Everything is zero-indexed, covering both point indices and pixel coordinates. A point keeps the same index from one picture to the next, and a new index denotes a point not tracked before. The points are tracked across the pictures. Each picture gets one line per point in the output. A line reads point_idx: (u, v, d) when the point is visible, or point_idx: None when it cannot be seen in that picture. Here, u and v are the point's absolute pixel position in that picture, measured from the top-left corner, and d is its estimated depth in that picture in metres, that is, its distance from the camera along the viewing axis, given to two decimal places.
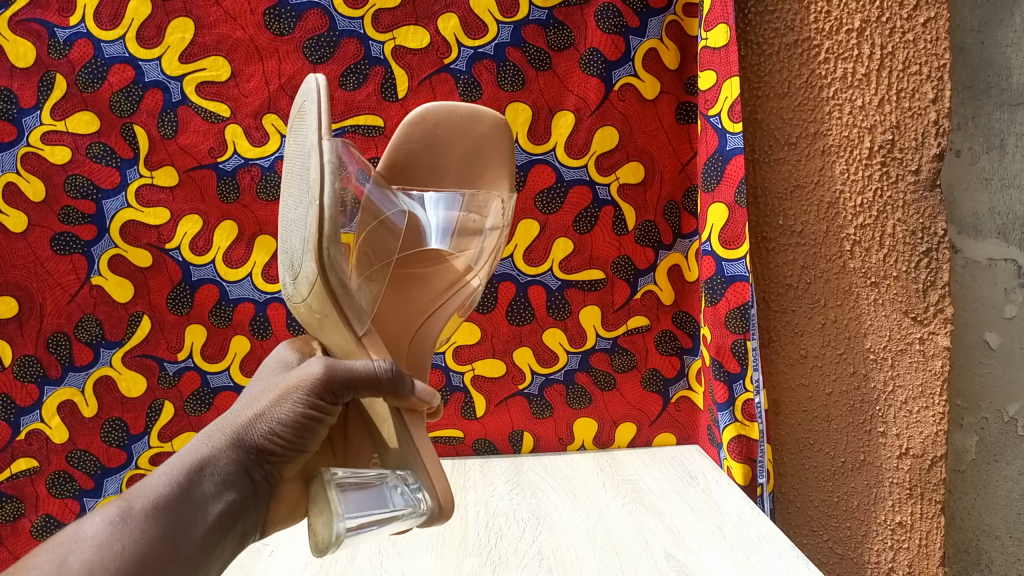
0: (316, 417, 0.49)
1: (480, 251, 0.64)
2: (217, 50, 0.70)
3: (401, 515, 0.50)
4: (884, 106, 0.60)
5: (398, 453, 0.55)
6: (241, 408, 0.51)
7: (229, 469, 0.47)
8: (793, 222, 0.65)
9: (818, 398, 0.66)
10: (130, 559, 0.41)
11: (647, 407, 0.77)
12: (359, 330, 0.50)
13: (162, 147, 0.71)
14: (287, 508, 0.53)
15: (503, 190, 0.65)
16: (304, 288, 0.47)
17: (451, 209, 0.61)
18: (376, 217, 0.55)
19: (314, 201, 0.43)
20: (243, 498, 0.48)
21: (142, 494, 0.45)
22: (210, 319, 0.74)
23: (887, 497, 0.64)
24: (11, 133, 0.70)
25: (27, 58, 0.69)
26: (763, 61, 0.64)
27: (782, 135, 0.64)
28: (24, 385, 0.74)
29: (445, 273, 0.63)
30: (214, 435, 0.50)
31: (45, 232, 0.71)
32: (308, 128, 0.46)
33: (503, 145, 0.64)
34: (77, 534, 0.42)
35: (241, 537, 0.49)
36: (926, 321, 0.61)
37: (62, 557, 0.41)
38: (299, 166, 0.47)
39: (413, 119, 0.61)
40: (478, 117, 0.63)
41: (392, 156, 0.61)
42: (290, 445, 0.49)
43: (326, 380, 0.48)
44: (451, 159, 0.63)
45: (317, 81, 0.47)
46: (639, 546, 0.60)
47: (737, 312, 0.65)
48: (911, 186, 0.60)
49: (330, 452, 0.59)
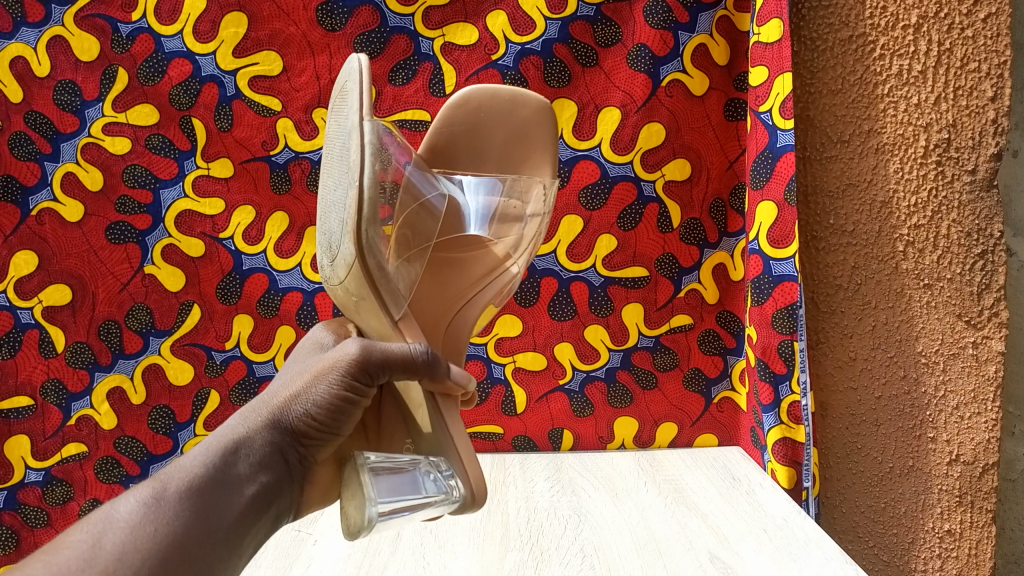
0: (351, 400, 0.47)
1: (519, 238, 0.62)
2: (271, 45, 0.70)
3: (433, 502, 0.48)
4: (941, 103, 0.58)
5: (431, 439, 0.53)
6: (277, 389, 0.49)
7: (263, 451, 0.46)
8: (844, 221, 0.63)
9: (866, 402, 0.64)
10: (162, 542, 0.40)
11: (689, 407, 0.76)
12: (395, 314, 0.49)
13: (218, 139, 0.72)
14: (320, 491, 0.52)
15: (546, 176, 0.62)
16: (342, 270, 0.46)
17: (490, 195, 0.59)
18: (415, 198, 0.54)
19: (354, 182, 0.43)
20: (277, 480, 0.46)
21: (177, 475, 0.44)
22: (257, 309, 0.75)
23: (936, 504, 0.63)
24: (73, 125, 0.71)
25: (92, 53, 0.70)
26: (816, 57, 0.62)
27: (835, 132, 0.62)
28: (76, 371, 0.76)
29: (482, 259, 0.61)
30: (249, 415, 0.48)
31: (101, 221, 0.73)
32: (350, 109, 0.46)
33: (546, 129, 0.61)
34: (110, 514, 0.42)
35: (275, 519, 0.48)
36: (980, 325, 0.60)
37: (96, 537, 0.40)
38: (339, 147, 0.47)
39: (456, 101, 0.59)
40: (521, 101, 0.61)
41: (433, 139, 0.59)
42: (324, 428, 0.47)
43: (362, 361, 0.46)
44: (494, 143, 0.61)
45: (358, 61, 0.46)
46: (683, 547, 0.60)
47: (785, 312, 0.64)
48: (967, 186, 0.58)
49: (363, 437, 0.57)
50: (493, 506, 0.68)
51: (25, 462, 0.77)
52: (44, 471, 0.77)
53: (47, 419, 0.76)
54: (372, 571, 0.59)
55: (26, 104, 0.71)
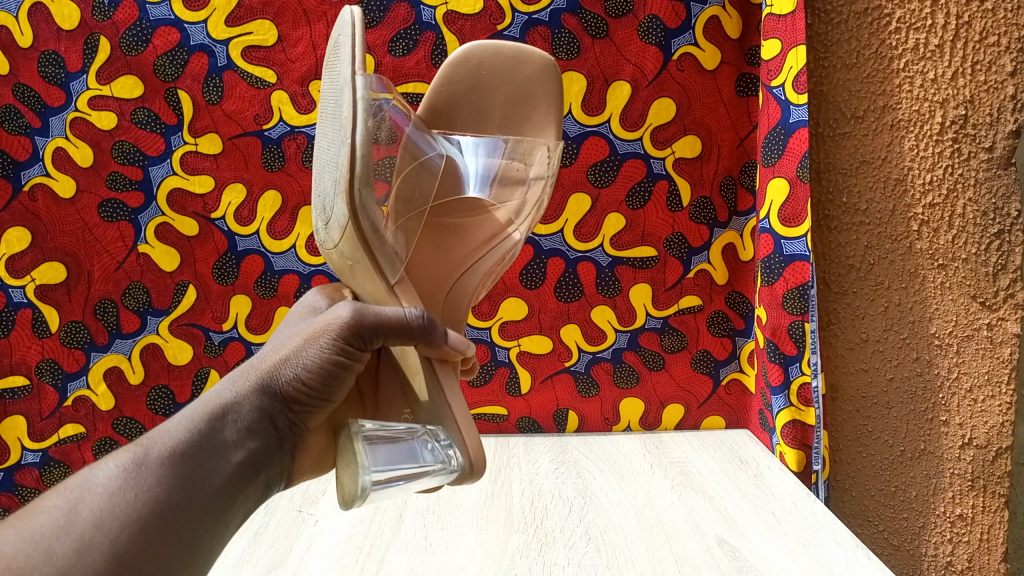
0: (343, 364, 0.45)
1: (522, 203, 0.59)
2: (264, 14, 0.68)
3: (430, 471, 0.46)
4: (958, 79, 0.53)
5: (429, 408, 0.52)
6: (266, 352, 0.47)
7: (252, 416, 0.43)
8: (857, 200, 0.59)
9: (878, 384, 0.61)
10: (142, 509, 0.38)
11: (696, 389, 0.75)
12: (390, 278, 0.47)
13: (207, 113, 0.70)
14: (313, 459, 0.50)
15: (550, 138, 0.59)
16: (336, 233, 0.44)
17: (492, 156, 0.57)
18: (414, 157, 0.52)
19: (346, 140, 0.41)
20: (266, 447, 0.44)
21: (160, 440, 0.41)
22: (255, 290, 0.74)
23: (947, 488, 0.58)
24: (59, 98, 0.69)
25: (73, 21, 0.68)
26: (830, 30, 0.58)
27: (849, 108, 0.58)
28: (71, 351, 0.74)
29: (484, 225, 0.59)
30: (237, 379, 0.46)
31: (93, 198, 0.71)
32: (342, 63, 0.43)
33: (551, 88, 0.58)
34: (88, 480, 0.40)
35: (265, 488, 0.45)
36: (995, 306, 0.55)
37: (72, 503, 0.38)
38: (332, 105, 0.45)
39: (456, 59, 0.56)
40: (525, 58, 0.57)
41: (432, 99, 0.56)
42: (315, 394, 0.45)
43: (353, 324, 0.44)
44: (496, 103, 0.57)
45: (351, 13, 0.43)
46: (690, 530, 0.59)
47: (796, 293, 0.62)
48: (984, 164, 0.53)
49: (360, 406, 0.56)
50: (498, 487, 0.67)
51: (22, 443, 0.76)
52: (41, 452, 0.76)
53: (44, 399, 0.75)
54: (373, 553, 0.58)
55: (13, 76, 0.69)
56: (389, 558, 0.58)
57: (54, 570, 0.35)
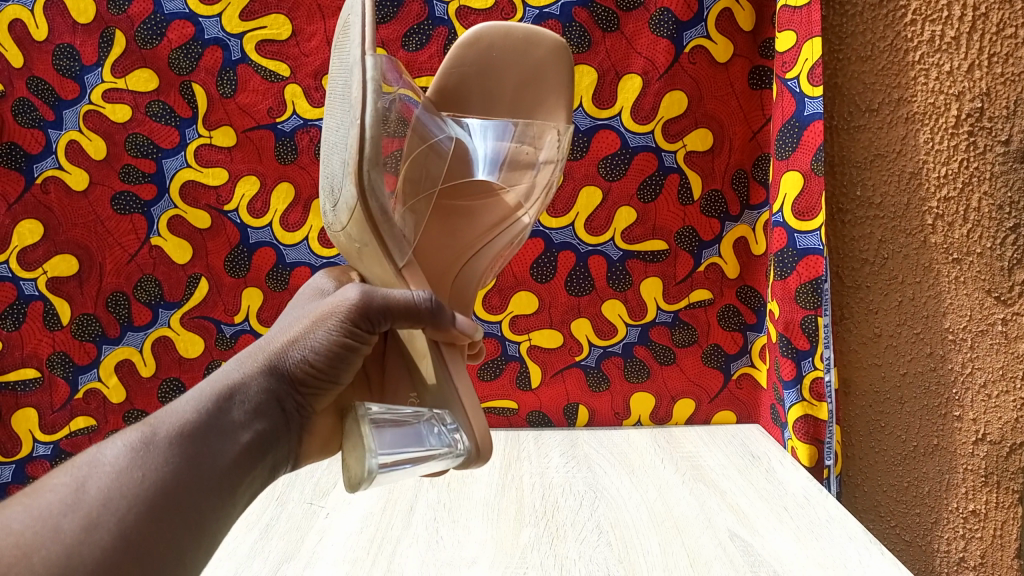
0: (350, 346, 0.45)
1: (531, 186, 0.59)
2: (279, 8, 0.68)
3: (436, 455, 0.46)
4: (975, 72, 0.50)
5: (436, 391, 0.51)
6: (274, 334, 0.48)
7: (259, 397, 0.44)
8: (872, 193, 0.58)
9: (892, 379, 0.59)
10: (150, 489, 0.38)
11: (707, 383, 0.75)
12: (399, 261, 0.47)
13: (220, 106, 0.70)
14: (320, 442, 0.51)
15: (560, 123, 0.58)
16: (344, 215, 0.45)
17: (501, 139, 0.57)
18: (423, 139, 0.51)
19: (355, 121, 0.41)
20: (273, 428, 0.44)
21: (168, 420, 0.41)
22: (267, 282, 0.74)
23: (960, 484, 0.56)
24: (73, 91, 0.70)
25: (89, 14, 0.69)
26: (846, 22, 0.56)
27: (864, 100, 0.56)
28: (82, 344, 0.75)
29: (493, 209, 0.58)
30: (244, 360, 0.46)
31: (106, 190, 0.72)
32: (352, 44, 0.43)
33: (562, 70, 0.57)
34: (96, 458, 0.39)
35: (272, 470, 0.45)
36: (1010, 301, 0.52)
37: (80, 481, 0.37)
38: (342, 86, 0.45)
39: (467, 40, 0.56)
40: (535, 41, 0.57)
41: (442, 82, 0.56)
42: (323, 375, 0.46)
43: (362, 306, 0.45)
44: (506, 86, 0.57)
45: None
46: (701, 524, 0.59)
47: (809, 287, 0.62)
48: (1000, 158, 0.50)
49: (366, 388, 0.56)
50: (508, 480, 0.67)
51: (33, 436, 0.77)
52: (52, 445, 0.77)
53: (55, 391, 0.76)
54: (384, 545, 0.58)
55: (27, 69, 0.69)
56: (400, 550, 0.58)
57: (61, 548, 0.34)
